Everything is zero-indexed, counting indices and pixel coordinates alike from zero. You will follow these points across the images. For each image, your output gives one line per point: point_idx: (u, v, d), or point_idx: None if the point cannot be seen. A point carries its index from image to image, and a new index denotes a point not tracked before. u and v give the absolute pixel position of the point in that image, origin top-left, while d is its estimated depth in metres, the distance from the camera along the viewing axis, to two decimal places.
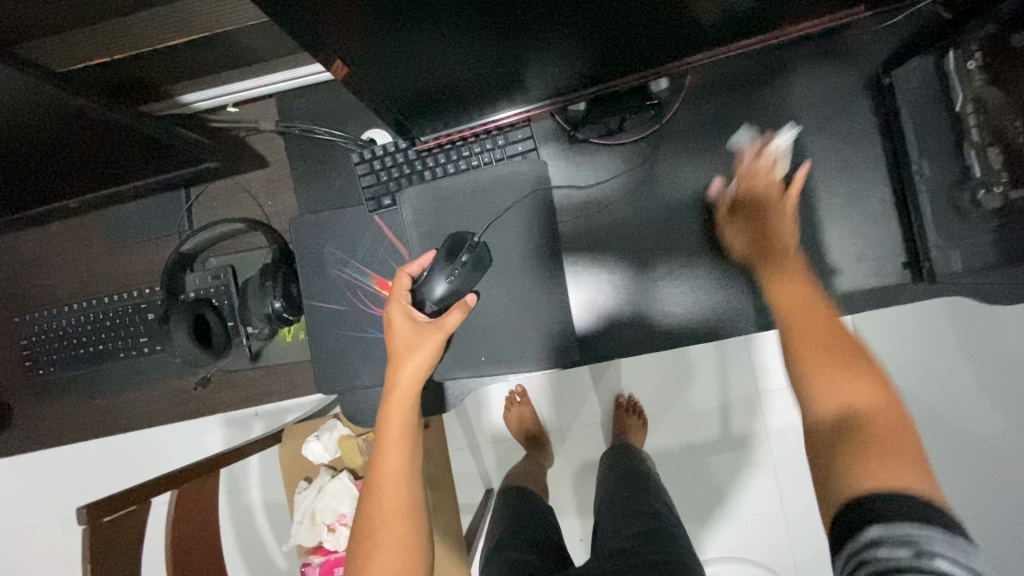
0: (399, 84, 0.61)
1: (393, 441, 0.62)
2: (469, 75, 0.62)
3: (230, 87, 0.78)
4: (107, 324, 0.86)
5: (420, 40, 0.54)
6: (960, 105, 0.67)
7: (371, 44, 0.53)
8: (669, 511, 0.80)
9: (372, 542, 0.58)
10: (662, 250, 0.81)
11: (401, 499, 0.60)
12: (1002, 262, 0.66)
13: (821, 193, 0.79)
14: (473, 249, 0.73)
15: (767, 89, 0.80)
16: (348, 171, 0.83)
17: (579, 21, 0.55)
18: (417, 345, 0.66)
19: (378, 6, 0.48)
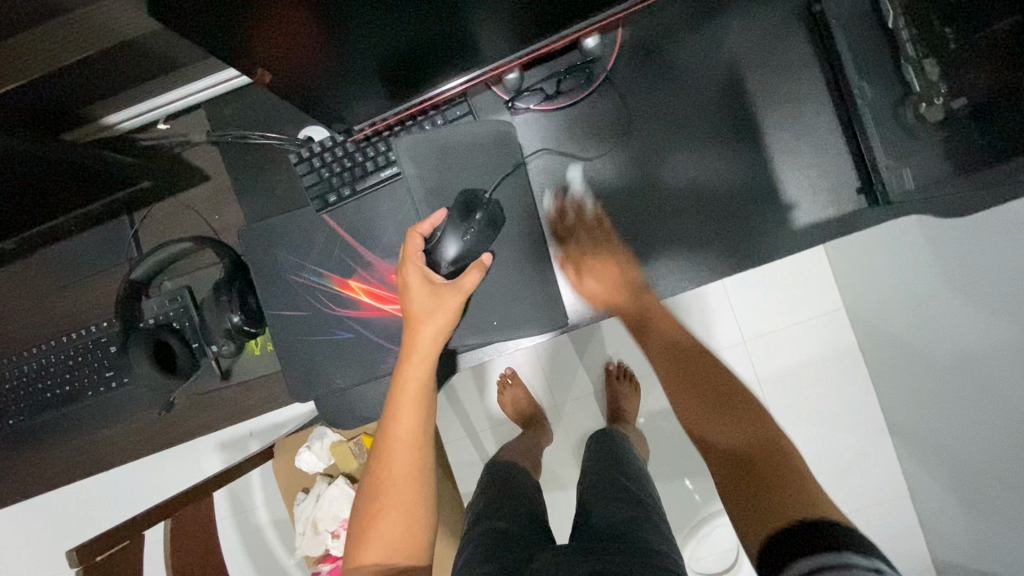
0: (341, 84, 0.65)
1: (408, 407, 0.64)
2: (401, 55, 0.63)
3: (153, 102, 0.78)
4: (70, 364, 0.84)
5: (350, 40, 0.58)
6: (891, 21, 0.66)
7: (300, 51, 0.58)
8: (650, 498, 0.82)
9: (381, 500, 0.63)
10: (638, 208, 0.79)
11: (413, 464, 0.64)
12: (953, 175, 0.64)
13: (768, 130, 0.78)
14: (487, 207, 0.72)
15: (701, 31, 0.78)
16: (289, 174, 0.81)
17: None
18: (437, 309, 0.66)
19: (297, 16, 0.53)
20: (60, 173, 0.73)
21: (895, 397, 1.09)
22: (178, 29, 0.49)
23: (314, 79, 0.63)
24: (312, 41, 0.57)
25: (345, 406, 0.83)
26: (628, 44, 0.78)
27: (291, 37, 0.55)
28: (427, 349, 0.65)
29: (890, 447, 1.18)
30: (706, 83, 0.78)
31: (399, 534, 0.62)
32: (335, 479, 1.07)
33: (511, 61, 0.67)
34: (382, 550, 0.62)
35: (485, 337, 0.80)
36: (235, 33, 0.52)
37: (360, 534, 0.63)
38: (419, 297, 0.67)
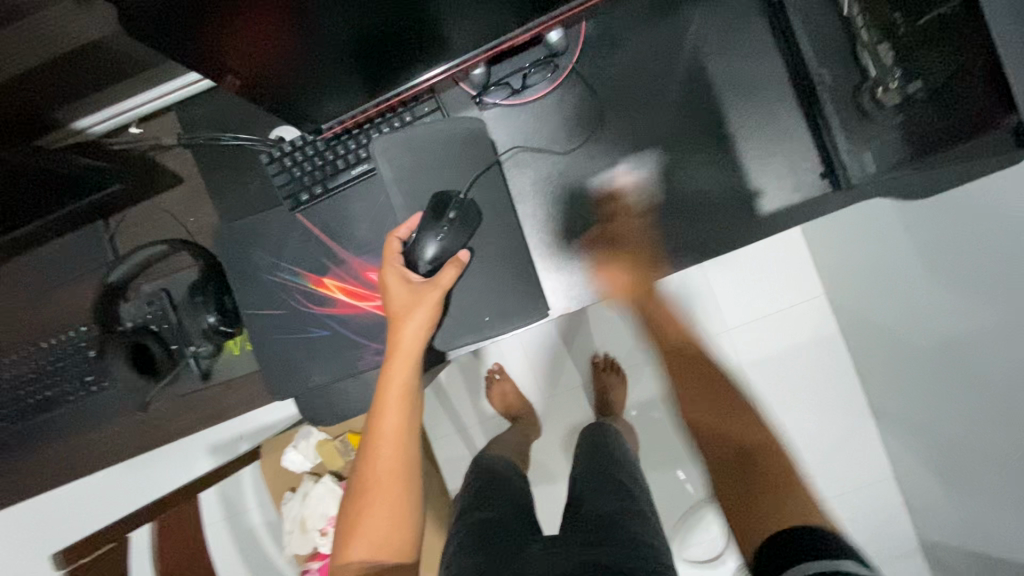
0: (315, 84, 0.66)
1: (392, 406, 0.65)
2: (363, 52, 0.63)
3: (124, 104, 0.79)
4: (50, 370, 0.84)
5: (317, 41, 0.59)
6: (848, 9, 0.68)
7: (269, 56, 0.59)
8: (636, 483, 0.84)
9: (367, 498, 0.65)
10: (616, 204, 0.80)
11: (399, 459, 0.65)
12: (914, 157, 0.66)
13: (734, 119, 0.78)
14: (459, 205, 0.73)
15: (663, 24, 0.78)
16: (261, 174, 0.81)
17: None
18: (417, 306, 0.68)
19: (260, 21, 0.54)
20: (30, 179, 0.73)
21: (875, 379, 1.11)
22: (148, 41, 0.50)
23: (284, 82, 0.63)
24: (279, 39, 0.58)
25: (325, 403, 0.83)
26: (592, 39, 0.79)
27: (255, 37, 0.56)
28: (408, 345, 0.66)
29: (872, 428, 1.19)
30: (671, 75, 0.79)
31: (386, 530, 0.65)
32: (323, 478, 1.08)
33: (478, 52, 0.68)
34: (370, 544, 0.65)
35: (472, 337, 0.81)
36: (204, 42, 0.54)
37: (348, 529, 0.65)
38: (400, 296, 0.69)
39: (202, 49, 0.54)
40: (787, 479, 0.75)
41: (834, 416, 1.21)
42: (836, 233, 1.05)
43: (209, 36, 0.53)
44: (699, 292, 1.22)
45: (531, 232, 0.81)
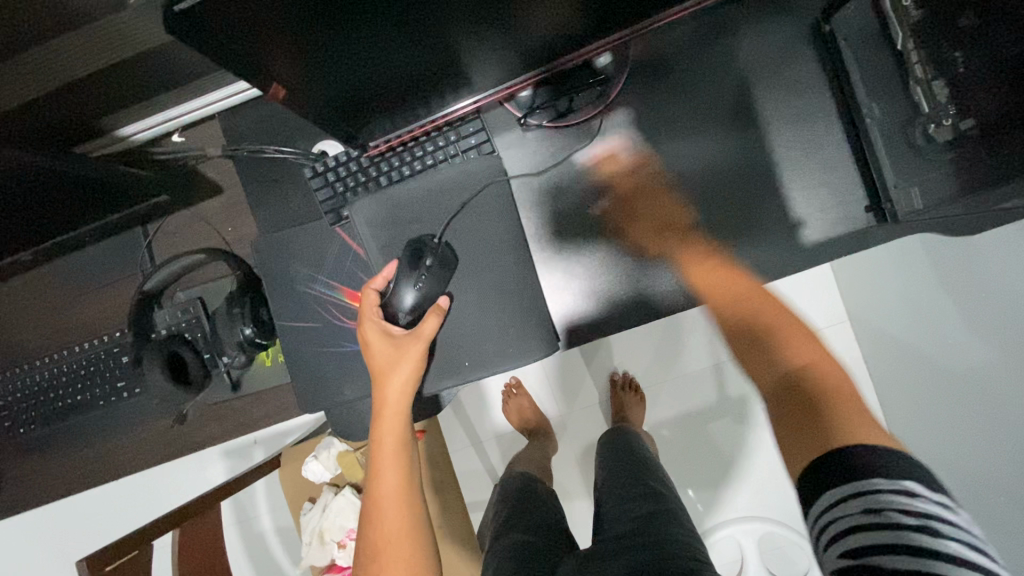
0: (345, 100, 0.65)
1: (388, 464, 0.66)
2: (419, 60, 0.61)
3: (170, 112, 0.78)
4: (82, 373, 0.84)
5: (358, 58, 0.58)
6: (901, 44, 0.66)
7: (308, 72, 0.58)
8: (670, 492, 0.83)
9: (378, 563, 0.64)
10: (659, 228, 0.79)
11: (402, 519, 0.65)
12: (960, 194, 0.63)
13: (776, 149, 0.78)
14: (434, 250, 0.73)
15: (711, 50, 0.78)
16: (301, 187, 0.82)
17: (500, 11, 0.58)
18: (399, 360, 0.67)
19: (308, 38, 0.53)
20: (76, 188, 0.74)
21: (895, 412, 1.10)
22: (197, 50, 0.47)
23: (330, 81, 0.61)
24: (324, 59, 0.57)
25: (354, 419, 0.83)
26: (638, 63, 0.79)
27: (302, 31, 0.52)
28: (397, 402, 0.66)
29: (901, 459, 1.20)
30: (715, 102, 0.78)
31: None
32: (343, 489, 1.08)
33: (528, 75, 0.70)
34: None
35: (448, 382, 0.79)
36: (251, 54, 0.52)
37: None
38: (381, 351, 0.68)
39: (247, 62, 0.52)
40: (848, 402, 0.53)
41: None
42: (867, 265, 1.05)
43: (261, 49, 0.52)
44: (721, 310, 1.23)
45: (537, 244, 0.82)
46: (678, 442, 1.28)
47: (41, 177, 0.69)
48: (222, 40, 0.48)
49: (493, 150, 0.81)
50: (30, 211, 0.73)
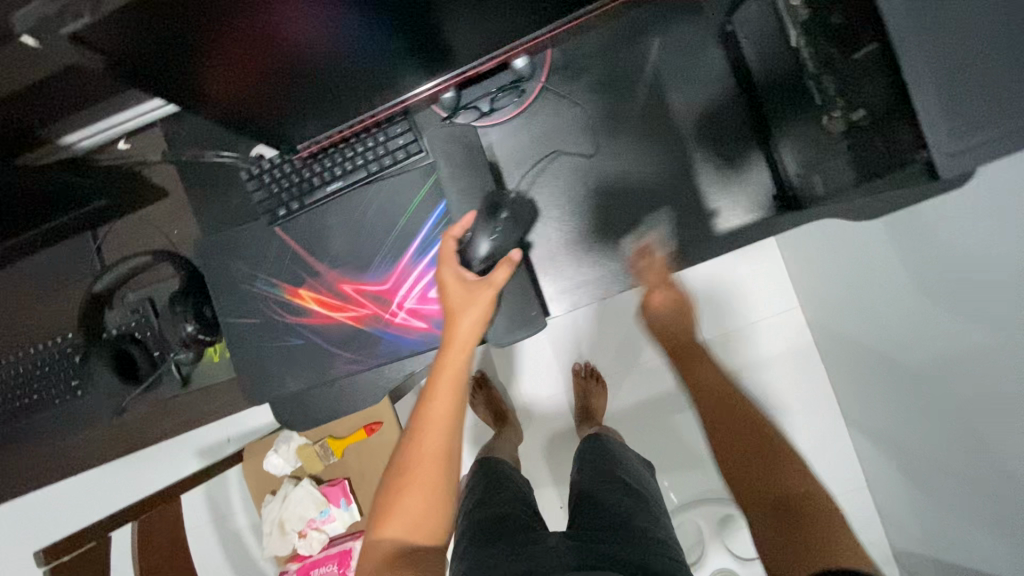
0: (286, 116, 0.72)
1: (442, 391, 0.67)
2: (329, 62, 0.65)
3: (110, 121, 0.82)
4: (37, 375, 0.88)
5: (287, 80, 0.65)
6: (794, 40, 0.70)
7: (244, 96, 0.65)
8: (604, 470, 0.89)
9: (407, 480, 0.65)
10: (587, 221, 0.84)
11: (444, 446, 0.66)
12: (854, 182, 0.67)
13: (691, 143, 0.82)
14: (509, 206, 0.77)
15: (626, 51, 0.82)
16: (241, 189, 0.85)
17: (409, 29, 0.63)
18: (470, 303, 0.70)
19: (239, 69, 0.61)
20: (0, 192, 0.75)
21: (853, 388, 1.20)
22: (139, 90, 0.56)
23: (244, 84, 0.63)
24: (260, 84, 0.64)
25: (300, 410, 0.87)
26: (557, 65, 0.83)
27: (223, 61, 0.58)
28: (463, 340, 0.69)
29: (856, 431, 1.28)
30: (632, 100, 0.83)
31: (420, 512, 0.65)
32: (302, 480, 1.13)
33: (447, 78, 0.74)
34: (404, 522, 0.65)
35: (393, 371, 0.85)
36: (190, 86, 0.60)
37: (384, 507, 0.66)
38: (456, 293, 0.72)
39: (187, 92, 0.61)
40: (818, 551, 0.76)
41: (805, 417, 1.34)
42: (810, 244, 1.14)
43: (200, 83, 0.60)
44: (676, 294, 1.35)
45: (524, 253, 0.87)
46: (639, 428, 1.35)
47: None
48: (119, 56, 0.51)
49: (422, 146, 0.83)
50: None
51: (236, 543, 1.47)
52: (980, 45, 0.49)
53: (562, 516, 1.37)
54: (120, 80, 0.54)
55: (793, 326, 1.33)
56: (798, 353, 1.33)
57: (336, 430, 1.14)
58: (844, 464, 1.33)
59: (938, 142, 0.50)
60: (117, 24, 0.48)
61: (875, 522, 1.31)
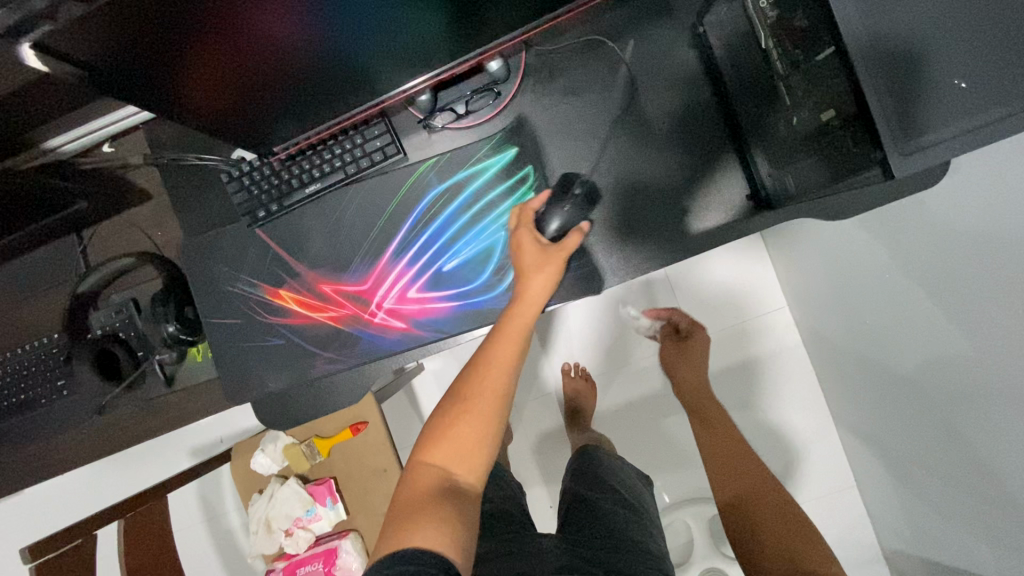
0: (264, 122, 0.74)
1: (509, 334, 0.66)
2: (299, 60, 0.64)
3: (92, 126, 0.84)
4: (23, 374, 0.90)
5: (262, 87, 0.67)
6: (763, 42, 0.70)
7: (223, 103, 0.67)
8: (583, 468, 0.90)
9: (463, 409, 0.62)
10: None
11: (503, 387, 0.64)
12: (826, 183, 0.66)
13: (667, 144, 0.83)
14: (583, 185, 0.81)
15: (601, 53, 0.83)
16: (221, 191, 0.86)
17: (377, 33, 0.64)
18: (547, 262, 0.71)
19: (215, 78, 0.63)
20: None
21: (842, 388, 1.20)
22: (120, 101, 0.59)
23: (222, 93, 0.66)
24: (238, 91, 0.66)
25: (281, 409, 0.88)
26: (532, 67, 0.84)
27: (199, 69, 0.60)
28: (536, 293, 0.69)
29: (845, 430, 1.28)
30: (608, 102, 0.84)
31: (470, 445, 0.61)
32: (289, 479, 1.14)
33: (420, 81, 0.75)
34: (452, 454, 0.61)
35: (374, 371, 0.86)
36: (169, 96, 0.62)
37: (432, 435, 0.62)
38: (530, 253, 0.73)
39: (168, 102, 0.63)
40: None
41: (794, 418, 1.33)
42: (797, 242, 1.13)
43: (179, 92, 0.62)
44: (664, 293, 1.35)
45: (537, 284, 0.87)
46: (626, 428, 1.36)
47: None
48: (82, 59, 0.52)
49: (401, 149, 0.85)
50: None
51: (228, 543, 1.49)
52: (933, 46, 0.49)
53: (551, 515, 1.38)
54: (101, 92, 0.56)
55: (779, 325, 1.33)
56: (785, 353, 1.33)
57: (322, 430, 1.15)
58: (833, 464, 1.32)
59: (894, 142, 0.49)
60: (74, 29, 0.48)
61: (864, 523, 1.29)
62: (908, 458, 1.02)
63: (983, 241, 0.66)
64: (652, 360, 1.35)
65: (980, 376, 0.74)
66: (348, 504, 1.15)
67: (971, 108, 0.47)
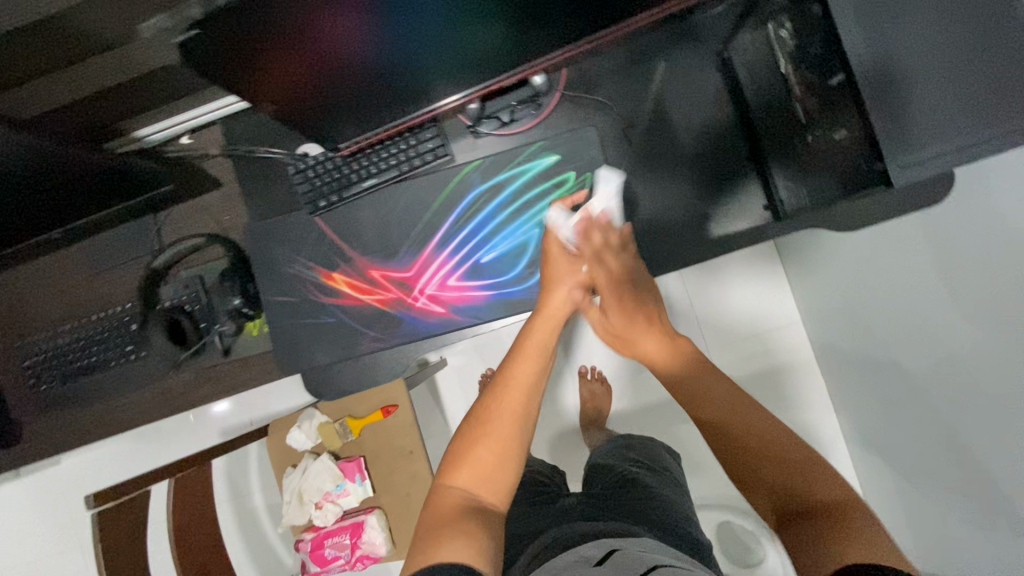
0: (330, 120, 0.82)
1: (527, 358, 0.76)
2: (371, 66, 0.73)
3: (177, 118, 0.94)
4: (96, 340, 0.99)
5: (333, 88, 0.76)
6: (784, 67, 0.78)
7: (295, 98, 0.75)
8: (602, 453, 0.96)
9: (484, 431, 0.69)
10: None
11: (521, 409, 0.71)
12: (840, 194, 0.74)
13: (691, 156, 0.92)
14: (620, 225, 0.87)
15: (635, 74, 0.92)
16: (287, 182, 0.96)
17: (438, 48, 0.73)
18: (566, 283, 0.84)
19: (297, 74, 0.71)
20: (83, 174, 0.84)
21: (851, 398, 1.25)
22: (211, 83, 0.66)
23: (297, 89, 0.74)
24: (310, 89, 0.75)
25: (325, 382, 0.96)
26: (572, 82, 0.93)
27: (286, 64, 0.68)
28: (553, 311, 0.82)
29: (853, 441, 1.32)
30: (639, 116, 0.92)
31: (489, 465, 0.67)
32: (322, 455, 1.22)
33: (472, 90, 0.83)
34: (474, 475, 0.67)
35: (413, 349, 0.94)
36: (252, 85, 0.70)
37: (457, 458, 0.68)
38: (556, 270, 0.85)
39: (249, 90, 0.71)
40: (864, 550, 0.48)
41: (807, 428, 1.38)
42: (807, 251, 1.20)
43: (261, 82, 0.70)
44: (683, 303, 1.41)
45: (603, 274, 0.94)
46: (641, 428, 1.42)
47: (70, 173, 0.83)
48: (203, 44, 0.61)
49: (450, 151, 0.94)
50: (61, 199, 0.87)
51: (252, 522, 1.56)
52: (931, 76, 0.56)
53: None
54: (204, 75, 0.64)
55: (791, 337, 1.39)
56: (797, 364, 1.38)
57: (355, 410, 1.23)
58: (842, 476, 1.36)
59: (892, 155, 0.57)
60: (216, 22, 0.59)
61: None
62: (915, 465, 1.06)
63: (981, 254, 0.73)
64: None
65: (980, 382, 0.80)
66: (375, 482, 1.22)
67: (958, 131, 0.55)
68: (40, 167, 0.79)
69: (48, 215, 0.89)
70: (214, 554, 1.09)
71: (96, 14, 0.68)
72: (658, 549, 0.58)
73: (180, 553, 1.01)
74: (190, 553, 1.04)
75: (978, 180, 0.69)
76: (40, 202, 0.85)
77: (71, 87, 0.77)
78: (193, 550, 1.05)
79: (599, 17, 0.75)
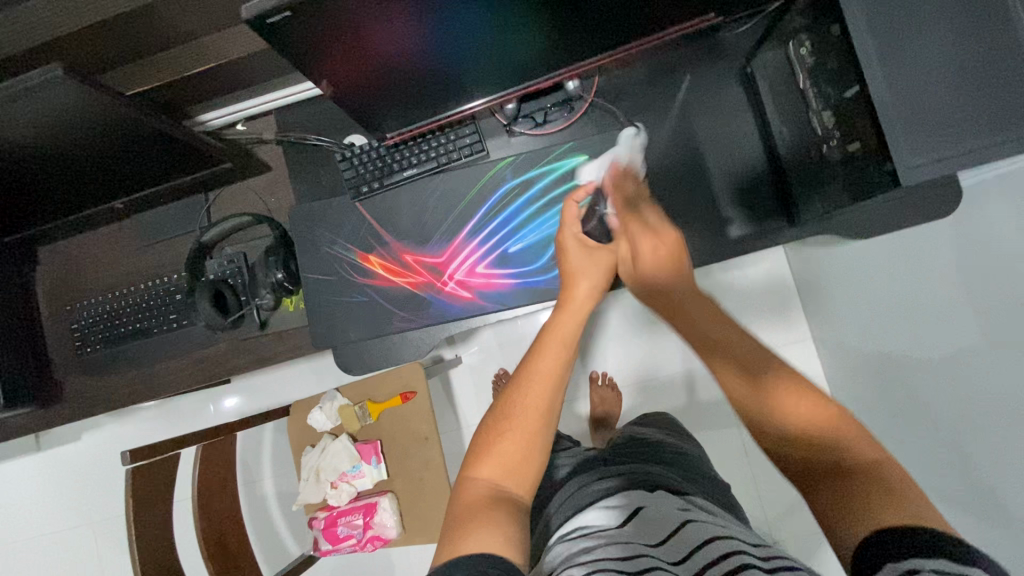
0: (380, 112, 0.89)
1: (550, 347, 0.71)
2: (425, 64, 0.79)
3: (237, 105, 0.99)
4: (143, 307, 1.08)
5: (388, 82, 0.82)
6: (802, 81, 0.84)
7: (355, 87, 0.80)
8: None
9: (507, 424, 0.66)
10: None
11: (546, 402, 0.67)
12: (850, 200, 0.79)
13: (710, 162, 0.98)
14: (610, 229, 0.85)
15: (662, 84, 0.99)
16: (332, 168, 1.04)
17: (487, 52, 0.80)
18: (593, 271, 0.78)
19: (360, 66, 0.76)
20: (158, 143, 0.90)
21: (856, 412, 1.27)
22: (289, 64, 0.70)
23: (358, 80, 0.79)
24: (369, 80, 0.80)
25: (353, 357, 1.02)
26: (603, 89, 1.00)
27: (353, 54, 0.73)
28: (580, 300, 0.75)
29: None
30: (664, 122, 0.99)
31: (514, 456, 0.65)
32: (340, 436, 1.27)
33: (512, 90, 0.90)
34: (497, 469, 0.65)
35: (439, 329, 1.00)
36: (321, 72, 0.75)
37: (479, 451, 0.66)
38: (577, 261, 0.79)
39: (317, 76, 0.75)
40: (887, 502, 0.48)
41: None
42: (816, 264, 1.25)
43: (328, 69, 0.75)
44: None
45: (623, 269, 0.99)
46: None
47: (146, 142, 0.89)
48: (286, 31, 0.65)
49: (485, 147, 1.01)
50: (138, 165, 0.93)
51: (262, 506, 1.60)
52: (940, 89, 0.61)
53: None
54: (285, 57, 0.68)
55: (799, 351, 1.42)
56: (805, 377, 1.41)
57: (375, 395, 1.27)
58: None
59: (900, 158, 0.62)
60: (305, 12, 0.62)
61: None
62: None
63: None
64: (678, 371, 1.45)
65: None
66: (390, 466, 1.26)
67: (962, 139, 0.61)
68: (130, 135, 0.86)
69: (124, 182, 0.97)
70: (232, 520, 1.13)
71: (186, 17, 0.73)
72: (680, 507, 0.63)
73: (202, 514, 1.06)
74: (210, 515, 1.08)
75: (976, 192, 0.75)
76: (118, 166, 0.92)
77: (160, 70, 0.84)
78: (213, 513, 1.09)
79: (634, 28, 0.81)
